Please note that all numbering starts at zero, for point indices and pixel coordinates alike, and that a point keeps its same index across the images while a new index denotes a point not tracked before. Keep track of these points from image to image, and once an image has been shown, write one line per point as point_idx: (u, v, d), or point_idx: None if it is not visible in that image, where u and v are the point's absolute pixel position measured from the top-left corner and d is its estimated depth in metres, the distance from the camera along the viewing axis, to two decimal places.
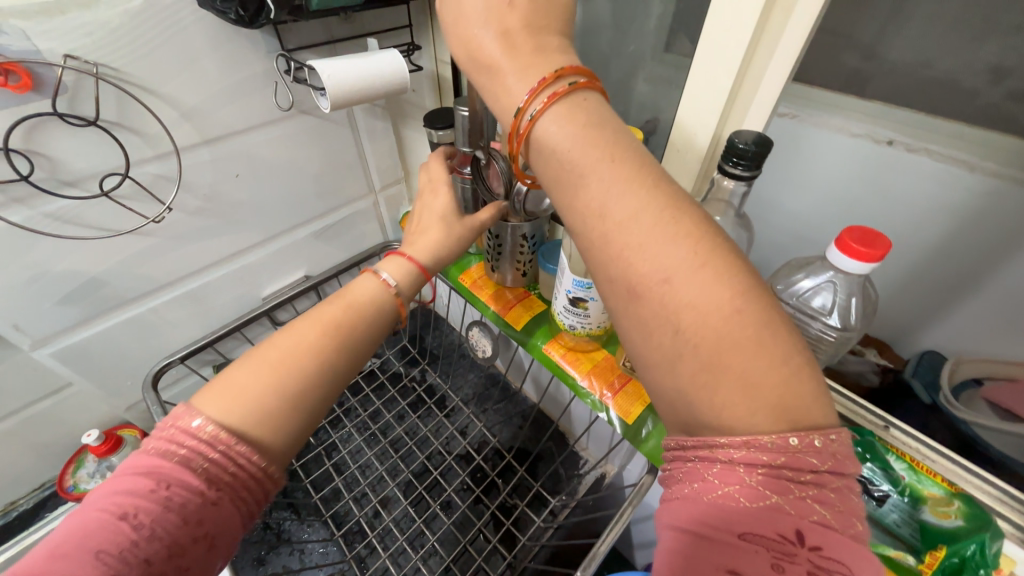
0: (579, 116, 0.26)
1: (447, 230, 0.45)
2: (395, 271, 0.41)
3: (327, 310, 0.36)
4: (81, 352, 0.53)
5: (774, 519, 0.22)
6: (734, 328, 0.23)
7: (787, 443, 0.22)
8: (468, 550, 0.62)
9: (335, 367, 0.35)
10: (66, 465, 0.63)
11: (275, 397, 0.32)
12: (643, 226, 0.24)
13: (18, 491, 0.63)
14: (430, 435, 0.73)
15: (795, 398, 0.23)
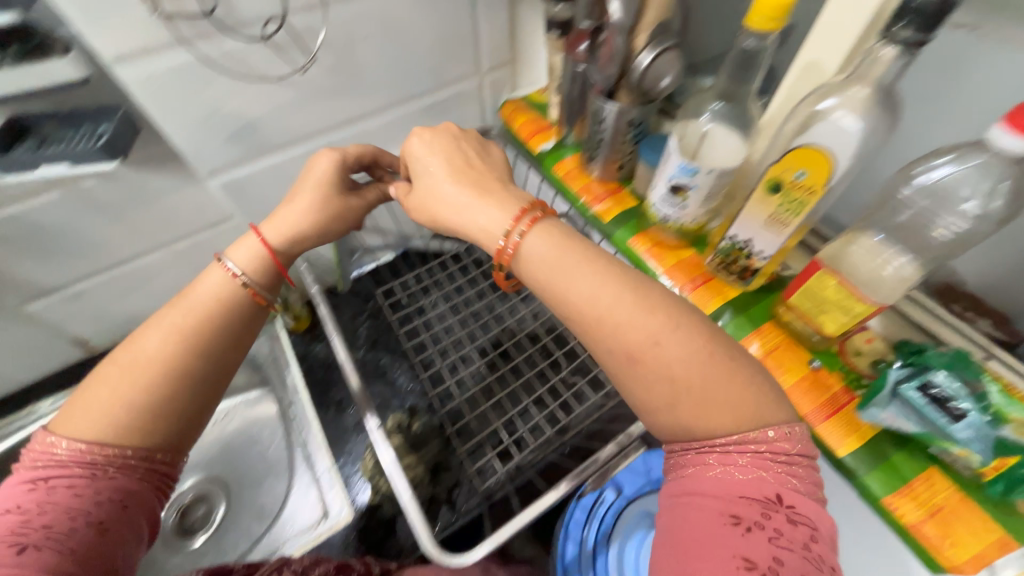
0: (548, 229, 0.43)
1: (319, 201, 0.54)
2: (244, 263, 0.49)
3: (175, 321, 0.44)
4: (240, 186, 0.64)
5: (753, 483, 0.33)
6: (700, 364, 0.36)
7: (767, 437, 0.35)
8: (530, 409, 0.70)
9: (192, 368, 0.43)
10: None
11: (136, 392, 0.40)
12: (618, 303, 0.39)
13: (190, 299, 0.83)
14: (504, 315, 0.81)
15: (759, 412, 0.36)
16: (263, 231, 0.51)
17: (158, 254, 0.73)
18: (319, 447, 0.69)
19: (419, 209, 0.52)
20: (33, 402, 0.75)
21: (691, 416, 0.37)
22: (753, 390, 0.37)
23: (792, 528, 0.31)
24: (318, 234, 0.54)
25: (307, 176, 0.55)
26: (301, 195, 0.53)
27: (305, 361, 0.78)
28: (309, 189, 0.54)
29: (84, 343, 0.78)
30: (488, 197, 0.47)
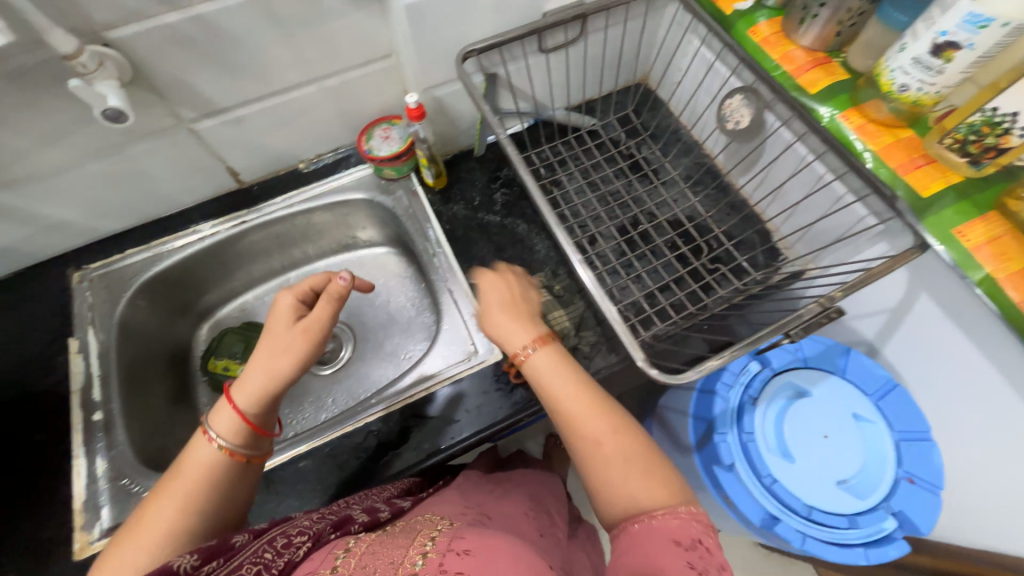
0: (556, 352, 0.52)
1: (269, 348, 0.53)
2: (223, 428, 0.48)
3: (174, 492, 0.45)
4: (420, 14, 0.60)
5: (673, 529, 0.40)
6: (641, 448, 0.46)
7: (688, 508, 0.42)
8: (671, 286, 0.71)
9: (191, 525, 0.44)
10: (360, 136, 0.81)
11: (145, 554, 0.41)
12: (586, 407, 0.48)
13: (327, 146, 0.84)
14: (645, 197, 0.79)
15: (679, 492, 0.44)
16: (233, 395, 0.50)
17: (312, 89, 0.73)
18: (469, 299, 0.74)
19: (482, 315, 0.58)
20: (192, 225, 0.81)
21: (637, 490, 0.44)
22: (675, 486, 0.45)
23: (704, 552, 0.39)
24: (278, 381, 0.51)
25: (270, 320, 0.56)
26: (258, 353, 0.53)
27: (444, 221, 0.80)
28: (279, 350, 0.53)
29: (234, 176, 0.81)
30: (521, 312, 0.56)
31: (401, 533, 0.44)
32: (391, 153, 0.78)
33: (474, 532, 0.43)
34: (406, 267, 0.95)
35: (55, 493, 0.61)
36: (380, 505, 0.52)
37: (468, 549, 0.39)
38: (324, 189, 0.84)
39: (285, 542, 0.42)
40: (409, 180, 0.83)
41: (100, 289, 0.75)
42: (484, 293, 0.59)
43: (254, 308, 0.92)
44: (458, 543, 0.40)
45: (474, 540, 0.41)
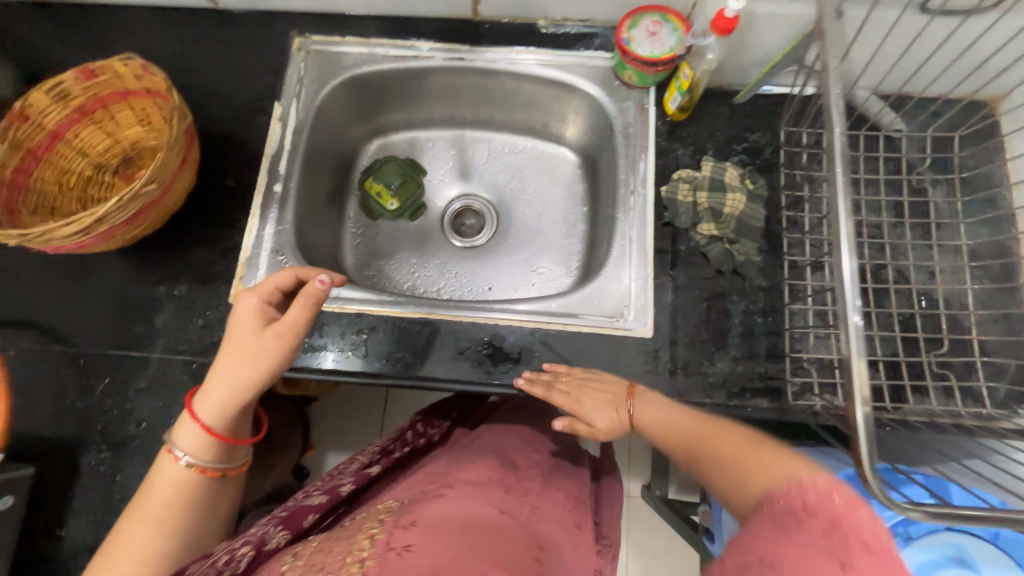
0: (609, 394, 0.55)
1: (234, 356, 0.49)
2: (188, 446, 0.50)
3: (149, 510, 0.48)
4: None
5: (807, 503, 0.33)
6: (753, 448, 0.41)
7: (815, 496, 0.34)
8: (878, 367, 0.58)
9: (184, 531, 0.49)
10: (624, 18, 0.67)
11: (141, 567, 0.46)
12: (693, 424, 0.49)
13: (578, 12, 0.72)
14: (908, 252, 0.62)
15: (803, 477, 0.36)
16: (194, 412, 0.50)
17: None
18: (645, 258, 0.65)
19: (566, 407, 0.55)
20: (412, 38, 0.75)
21: (797, 471, 0.36)
22: (796, 467, 0.38)
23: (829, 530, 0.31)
24: (245, 391, 0.50)
25: (231, 325, 0.51)
26: (220, 364, 0.50)
27: (661, 160, 0.68)
28: (245, 358, 0.49)
29: (473, 4, 0.72)
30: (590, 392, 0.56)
31: (350, 525, 0.48)
32: (649, 56, 0.65)
33: (419, 508, 0.47)
34: (577, 183, 0.87)
35: (228, 238, 0.66)
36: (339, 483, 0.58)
37: (409, 545, 0.41)
38: (550, 61, 0.73)
39: (229, 558, 0.45)
40: (645, 95, 0.70)
41: (312, 65, 0.74)
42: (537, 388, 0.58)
43: (422, 149, 0.89)
44: (400, 537, 0.42)
45: (417, 535, 0.42)
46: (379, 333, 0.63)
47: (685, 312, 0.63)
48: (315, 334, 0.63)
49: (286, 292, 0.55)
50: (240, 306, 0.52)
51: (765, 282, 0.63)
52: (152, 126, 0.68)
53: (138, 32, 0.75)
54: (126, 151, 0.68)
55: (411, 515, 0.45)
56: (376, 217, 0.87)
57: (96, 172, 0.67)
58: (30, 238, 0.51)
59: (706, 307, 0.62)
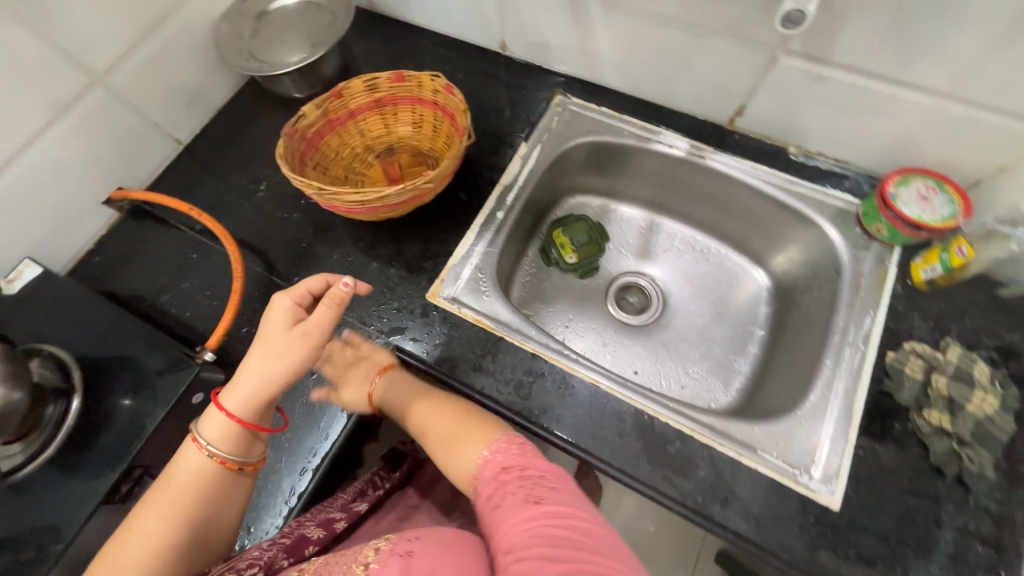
0: (392, 385, 0.60)
1: (263, 353, 0.52)
2: (212, 436, 0.50)
3: (160, 499, 0.47)
4: None
5: (510, 454, 0.48)
6: (474, 420, 0.54)
7: (501, 442, 0.50)
8: None
9: (199, 521, 0.47)
10: (891, 175, 0.65)
11: (150, 557, 0.44)
12: (426, 400, 0.58)
13: (836, 152, 0.71)
14: None
15: (472, 433, 0.52)
16: (220, 402, 0.51)
17: (927, 102, 0.58)
18: (850, 420, 0.58)
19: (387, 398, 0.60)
20: (660, 126, 0.79)
21: (472, 454, 0.50)
22: (475, 420, 0.54)
23: (528, 478, 0.45)
24: (272, 384, 0.51)
25: (262, 327, 0.54)
26: (251, 358, 0.52)
27: (892, 324, 0.62)
28: (278, 351, 0.52)
29: (734, 115, 0.75)
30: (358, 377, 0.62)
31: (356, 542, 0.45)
32: (916, 220, 0.62)
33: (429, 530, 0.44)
34: (759, 304, 0.83)
35: (442, 242, 0.72)
36: (334, 514, 0.56)
37: (411, 551, 0.41)
38: (789, 185, 0.73)
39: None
40: (889, 251, 0.66)
41: (563, 121, 0.81)
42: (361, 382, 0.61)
43: (612, 218, 0.92)
44: (402, 546, 0.41)
45: (419, 546, 0.42)
46: (548, 381, 0.63)
47: (884, 499, 0.54)
48: (489, 356, 0.64)
49: (318, 297, 0.57)
50: (274, 306, 0.54)
51: (996, 508, 0.53)
52: (420, 129, 0.77)
53: (432, 54, 0.88)
54: (390, 142, 0.78)
55: (413, 530, 0.44)
56: (552, 263, 0.89)
57: (363, 151, 0.78)
58: (327, 194, 0.60)
59: (913, 505, 0.54)
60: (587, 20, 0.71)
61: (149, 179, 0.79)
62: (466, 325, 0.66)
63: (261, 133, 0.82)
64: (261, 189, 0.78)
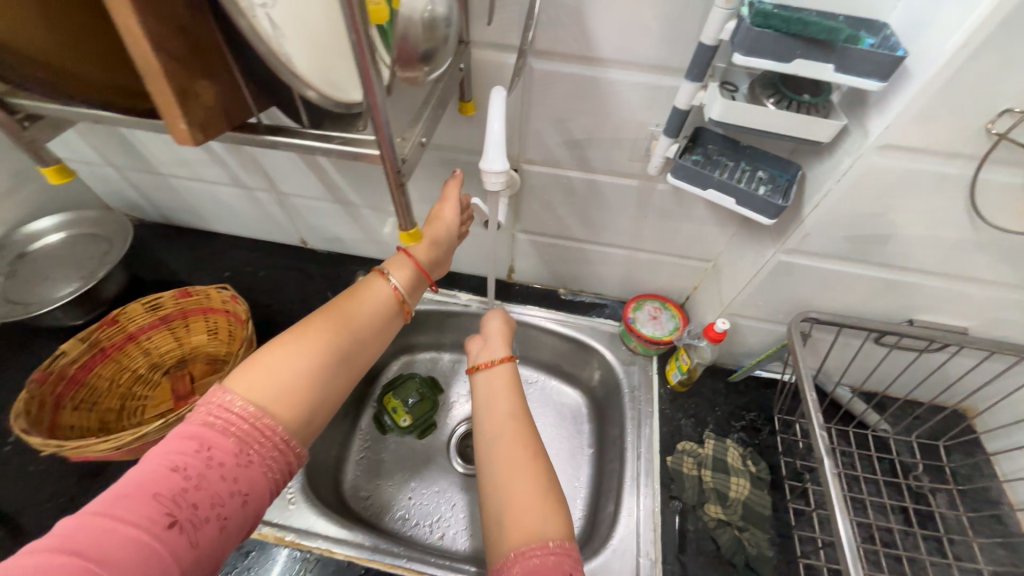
0: (508, 379, 0.61)
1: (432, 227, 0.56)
2: (396, 269, 0.55)
3: (346, 311, 0.51)
4: (793, 270, 0.57)
5: (548, 563, 0.43)
6: (537, 475, 0.51)
7: (549, 540, 0.45)
8: None
9: (352, 356, 0.49)
10: (629, 301, 0.81)
11: (304, 373, 0.45)
12: (511, 413, 0.57)
13: (593, 289, 0.87)
14: (928, 568, 0.60)
15: (538, 507, 0.48)
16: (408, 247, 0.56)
17: (624, 253, 0.76)
18: (652, 537, 0.62)
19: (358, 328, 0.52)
20: (454, 289, 0.90)
21: (529, 509, 0.48)
22: (550, 494, 0.50)
23: None
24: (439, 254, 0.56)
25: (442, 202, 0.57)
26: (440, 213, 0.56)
27: (665, 429, 0.72)
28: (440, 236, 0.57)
29: (509, 272, 0.88)
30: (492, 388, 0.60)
31: None
32: (653, 336, 0.76)
33: None
34: (582, 422, 0.89)
35: None
36: None
37: None
38: (565, 319, 0.86)
39: None
40: (649, 362, 0.79)
41: None
42: (496, 381, 0.60)
43: (441, 369, 0.97)
44: None
45: None
46: None
47: None
48: None
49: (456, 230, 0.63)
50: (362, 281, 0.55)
51: None
52: (216, 335, 0.77)
53: (234, 257, 0.92)
54: (183, 353, 0.76)
55: None
56: (387, 430, 0.88)
57: (148, 371, 0.74)
58: (69, 447, 0.55)
59: None
60: (363, 220, 0.82)
61: None
62: (271, 549, 0.61)
63: (20, 373, 0.74)
64: (8, 443, 0.67)
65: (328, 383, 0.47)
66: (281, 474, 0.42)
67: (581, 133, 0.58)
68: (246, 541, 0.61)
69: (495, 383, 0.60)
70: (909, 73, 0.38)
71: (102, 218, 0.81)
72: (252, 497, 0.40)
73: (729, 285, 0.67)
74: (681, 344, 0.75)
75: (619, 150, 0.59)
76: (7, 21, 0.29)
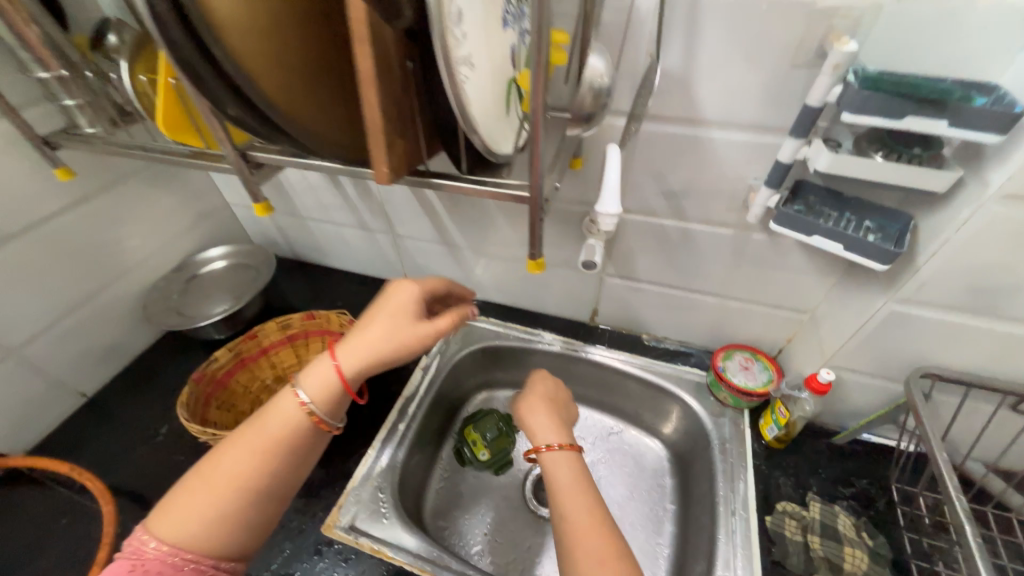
0: (573, 458, 0.62)
1: (386, 310, 0.59)
2: (308, 384, 0.56)
3: (267, 426, 0.55)
4: (907, 321, 0.55)
5: None
6: (600, 541, 0.51)
7: None
8: None
9: (274, 467, 0.54)
10: (718, 350, 0.81)
11: (218, 506, 0.51)
12: (571, 485, 0.58)
13: (677, 336, 0.88)
14: None
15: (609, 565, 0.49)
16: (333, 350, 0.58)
17: (714, 300, 0.77)
18: None
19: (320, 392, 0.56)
20: (538, 328, 0.95)
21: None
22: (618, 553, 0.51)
23: None
24: (406, 349, 0.58)
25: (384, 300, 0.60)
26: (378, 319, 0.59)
27: (762, 486, 0.69)
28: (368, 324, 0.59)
29: (593, 315, 0.92)
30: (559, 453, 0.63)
31: None
32: (745, 386, 0.74)
33: None
34: (663, 476, 0.86)
35: (345, 468, 0.74)
36: None
37: None
38: (648, 364, 0.86)
39: None
40: (740, 415, 0.77)
41: (459, 333, 0.94)
42: (552, 463, 0.62)
43: None
44: None
45: None
46: None
47: None
48: None
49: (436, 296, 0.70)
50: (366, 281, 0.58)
51: None
52: None
53: (347, 289, 1.05)
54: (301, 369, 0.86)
55: None
56: (466, 462, 0.89)
57: (273, 382, 0.84)
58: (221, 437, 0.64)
59: None
60: (463, 260, 0.91)
61: (37, 440, 0.77)
62: (365, 560, 0.64)
63: (173, 377, 0.87)
64: (161, 433, 0.78)
65: (249, 504, 0.52)
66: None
67: (680, 185, 0.63)
68: (344, 548, 0.65)
69: (553, 465, 0.61)
70: None
71: (254, 251, 0.97)
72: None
73: (831, 336, 0.65)
74: (778, 395, 0.73)
75: (716, 201, 0.63)
76: (287, 80, 0.38)
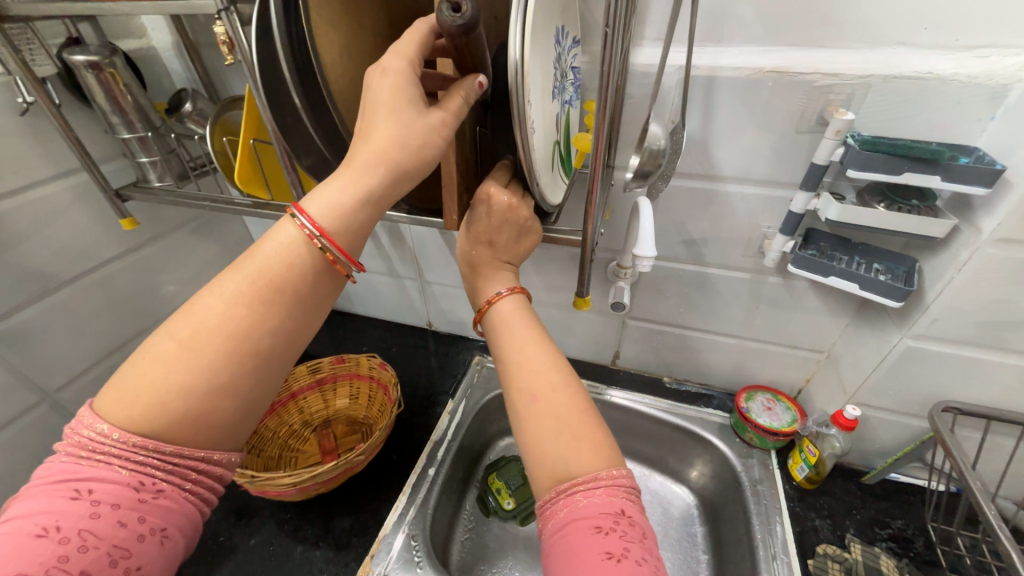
0: (522, 307, 0.53)
1: (383, 105, 0.40)
2: (314, 206, 0.40)
3: (240, 274, 0.39)
4: (922, 357, 0.59)
5: (601, 502, 0.40)
6: (574, 417, 0.45)
7: (607, 476, 0.42)
8: None
9: (267, 331, 0.39)
10: (739, 391, 0.83)
11: (182, 384, 0.37)
12: (529, 344, 0.49)
13: (697, 378, 0.90)
14: None
15: (590, 448, 0.43)
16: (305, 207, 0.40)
17: (733, 341, 0.81)
18: None
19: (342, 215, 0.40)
20: None
21: (562, 453, 0.43)
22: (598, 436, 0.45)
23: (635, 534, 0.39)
24: (423, 153, 0.41)
25: (376, 74, 0.40)
26: (381, 119, 0.40)
27: (797, 529, 0.69)
28: (401, 139, 0.40)
29: (614, 357, 0.95)
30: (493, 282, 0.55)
31: None
32: (770, 426, 0.76)
33: None
34: (693, 524, 0.82)
35: (375, 516, 0.73)
36: None
37: None
38: (673, 406, 0.87)
39: None
40: (767, 456, 0.78)
41: (482, 376, 0.96)
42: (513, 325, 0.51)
43: None
44: None
45: None
46: None
47: None
48: None
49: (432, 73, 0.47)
50: (387, 59, 0.40)
51: None
52: (356, 400, 0.88)
53: (370, 335, 1.07)
54: (328, 414, 0.86)
55: None
56: (490, 512, 0.87)
57: (300, 426, 0.84)
58: (260, 479, 0.62)
59: None
60: None
61: None
62: None
63: None
64: None
65: (256, 370, 0.39)
66: (198, 507, 0.39)
67: (699, 234, 0.69)
68: None
69: (511, 321, 0.52)
70: (1010, 181, 0.46)
71: None
72: (171, 533, 0.37)
73: (851, 374, 0.69)
74: (806, 433, 0.74)
75: (734, 248, 0.69)
76: None
